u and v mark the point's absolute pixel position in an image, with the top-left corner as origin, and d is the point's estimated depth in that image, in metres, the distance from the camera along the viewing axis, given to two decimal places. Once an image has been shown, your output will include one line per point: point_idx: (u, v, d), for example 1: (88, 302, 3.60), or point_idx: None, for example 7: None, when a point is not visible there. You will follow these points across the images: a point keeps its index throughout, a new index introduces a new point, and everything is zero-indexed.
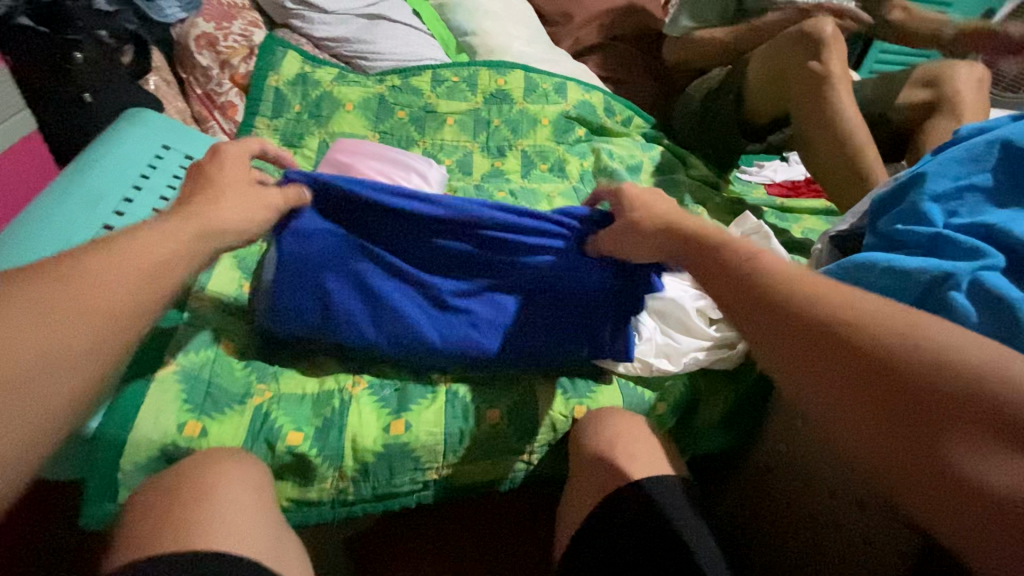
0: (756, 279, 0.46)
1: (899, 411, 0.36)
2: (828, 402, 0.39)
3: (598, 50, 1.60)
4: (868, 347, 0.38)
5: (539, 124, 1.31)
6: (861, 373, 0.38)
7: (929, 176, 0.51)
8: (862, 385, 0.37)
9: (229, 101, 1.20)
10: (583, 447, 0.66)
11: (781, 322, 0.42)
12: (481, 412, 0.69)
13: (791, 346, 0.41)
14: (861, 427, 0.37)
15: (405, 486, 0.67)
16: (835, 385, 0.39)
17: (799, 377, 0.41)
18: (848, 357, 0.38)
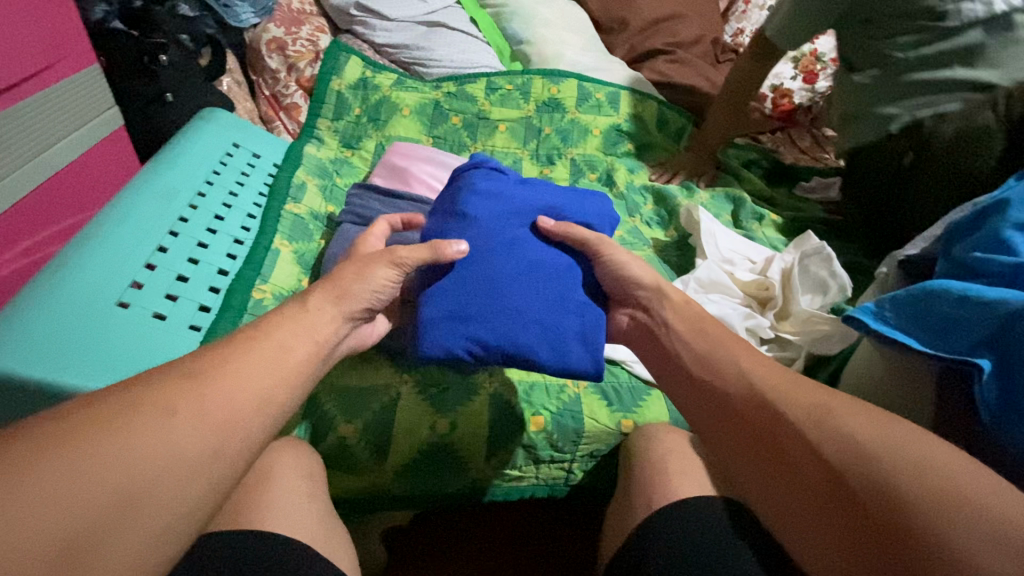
0: (718, 396, 0.51)
1: (873, 535, 0.38)
2: (808, 529, 0.41)
3: (652, 60, 1.60)
4: (819, 456, 0.42)
5: (589, 135, 1.32)
6: (806, 479, 0.42)
7: (1013, 202, 0.48)
8: (821, 492, 0.41)
9: (295, 102, 1.26)
10: (632, 459, 0.66)
11: (753, 446, 0.46)
12: (526, 418, 0.69)
13: (762, 467, 0.45)
14: (841, 556, 0.39)
15: (446, 485, 0.68)
16: (799, 496, 0.42)
17: (777, 503, 0.44)
18: (806, 466, 0.43)
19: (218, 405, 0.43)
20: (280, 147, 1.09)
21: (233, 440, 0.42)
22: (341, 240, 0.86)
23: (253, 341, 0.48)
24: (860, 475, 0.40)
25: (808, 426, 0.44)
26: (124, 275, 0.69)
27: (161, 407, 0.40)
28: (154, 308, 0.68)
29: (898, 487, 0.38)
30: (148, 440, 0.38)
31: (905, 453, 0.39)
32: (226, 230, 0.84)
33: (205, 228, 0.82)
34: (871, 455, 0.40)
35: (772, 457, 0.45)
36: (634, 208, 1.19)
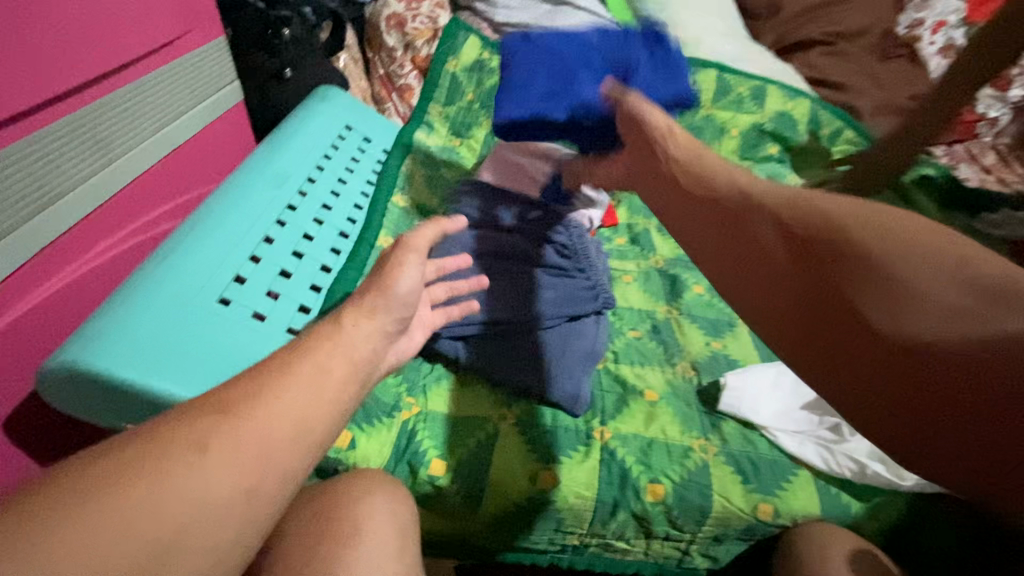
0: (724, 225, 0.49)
1: (871, 339, 0.39)
2: (791, 325, 0.44)
3: (802, 53, 1.40)
4: (823, 260, 0.42)
5: (725, 135, 1.16)
6: (811, 291, 0.43)
7: None
8: (819, 300, 0.42)
9: (408, 84, 1.21)
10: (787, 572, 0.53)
11: (726, 246, 0.49)
12: (643, 485, 0.59)
13: (731, 262, 0.49)
14: (825, 350, 0.42)
15: (541, 543, 0.60)
16: (797, 312, 0.43)
17: (749, 303, 0.47)
18: (808, 276, 0.43)
19: (255, 437, 0.32)
20: (391, 132, 1.04)
21: (281, 481, 0.32)
22: (447, 243, 0.78)
23: (345, 374, 0.39)
24: (838, 256, 0.42)
25: (800, 229, 0.45)
26: (228, 267, 0.65)
27: (194, 442, 0.31)
28: (255, 307, 0.64)
29: (888, 280, 0.39)
30: (175, 483, 0.29)
31: (897, 257, 0.40)
32: (332, 222, 0.79)
33: (312, 217, 0.78)
34: (868, 260, 0.40)
35: (739, 246, 0.48)
36: None
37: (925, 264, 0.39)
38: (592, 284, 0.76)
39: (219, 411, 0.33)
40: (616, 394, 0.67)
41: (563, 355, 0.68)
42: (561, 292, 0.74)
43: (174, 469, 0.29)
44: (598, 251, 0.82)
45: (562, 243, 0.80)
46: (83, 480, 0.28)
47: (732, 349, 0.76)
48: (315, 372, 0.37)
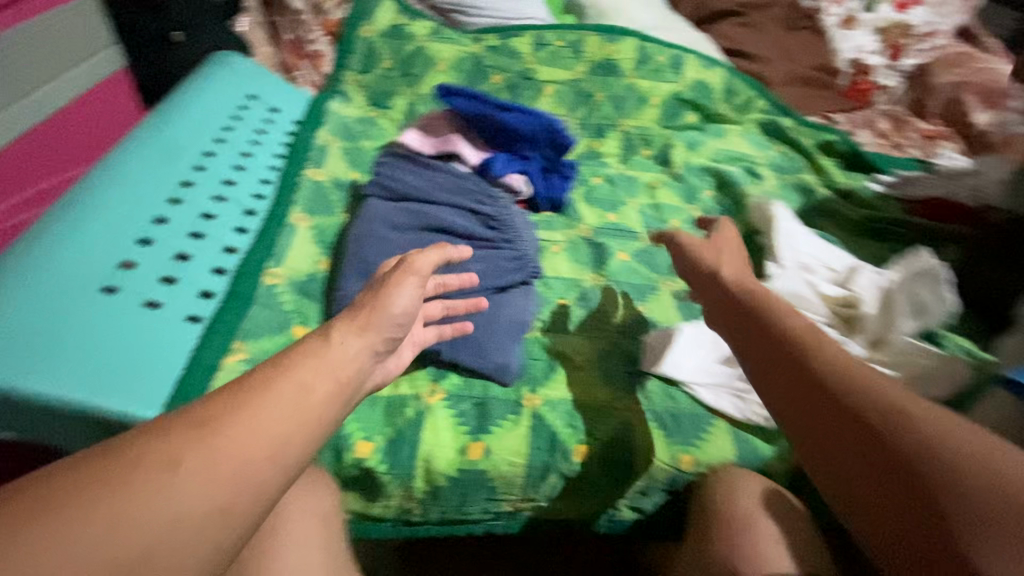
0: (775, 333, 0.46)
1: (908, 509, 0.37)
2: (820, 451, 0.41)
3: (717, 22, 1.43)
4: (874, 414, 0.39)
5: (646, 104, 1.17)
6: (856, 437, 0.39)
7: None
8: (864, 449, 0.39)
9: (319, 51, 1.13)
10: (705, 515, 0.56)
11: (763, 353, 0.46)
12: (571, 446, 0.60)
13: (771, 377, 0.45)
14: (861, 491, 0.39)
15: (475, 514, 0.59)
16: (834, 449, 0.40)
17: (789, 423, 0.43)
18: (852, 423, 0.40)
19: (228, 454, 0.31)
20: (301, 101, 0.97)
21: (259, 495, 0.31)
22: (365, 217, 0.75)
23: (326, 385, 0.38)
24: (885, 417, 0.39)
25: (850, 387, 0.41)
26: (114, 254, 0.60)
27: (162, 463, 0.29)
28: (146, 296, 0.58)
29: (930, 449, 0.37)
30: (144, 508, 0.28)
31: (953, 428, 0.37)
32: (236, 199, 0.73)
33: (212, 195, 0.71)
34: (913, 425, 0.38)
35: (783, 368, 0.44)
36: (692, 192, 1.06)
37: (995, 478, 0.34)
38: (517, 254, 0.76)
39: (192, 429, 0.31)
40: (546, 362, 0.68)
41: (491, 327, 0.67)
42: (485, 263, 0.73)
43: (145, 491, 0.28)
44: (522, 221, 0.81)
45: (488, 214, 0.79)
46: (46, 498, 0.27)
47: (654, 310, 0.81)
48: (297, 386, 0.36)
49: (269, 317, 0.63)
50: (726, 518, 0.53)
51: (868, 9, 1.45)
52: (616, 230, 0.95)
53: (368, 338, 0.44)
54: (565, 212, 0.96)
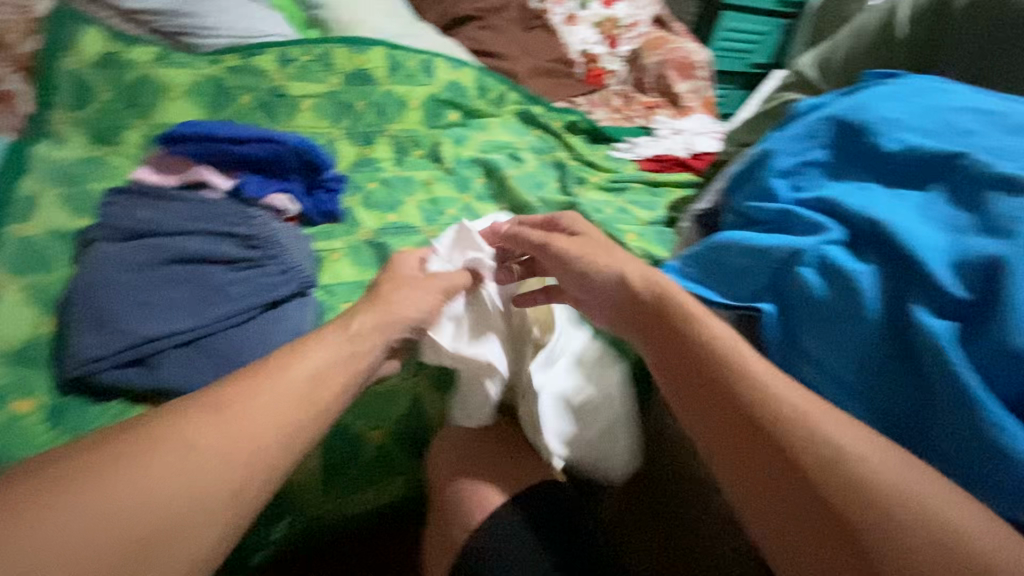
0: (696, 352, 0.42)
1: (829, 545, 0.32)
2: (757, 513, 0.36)
3: (462, 26, 1.56)
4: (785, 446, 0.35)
5: (407, 107, 1.24)
6: (764, 464, 0.36)
7: (776, 153, 0.53)
8: (769, 474, 0.35)
9: (13, 90, 0.98)
10: (458, 453, 0.61)
11: (695, 387, 0.41)
12: (365, 435, 0.62)
13: (708, 424, 0.39)
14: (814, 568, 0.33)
15: (279, 531, 0.60)
16: (744, 475, 0.37)
17: (727, 479, 0.38)
18: (767, 453, 0.36)
19: (214, 444, 0.37)
20: None
21: (255, 472, 0.37)
22: (95, 264, 0.68)
23: (337, 376, 0.45)
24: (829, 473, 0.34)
25: (767, 412, 0.37)
26: None
27: (181, 446, 0.36)
28: None
29: (880, 506, 0.32)
30: (163, 474, 0.34)
31: (889, 466, 0.33)
32: None
33: None
34: (831, 453, 0.34)
35: (716, 403, 0.39)
36: (464, 182, 1.13)
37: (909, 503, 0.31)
38: (285, 266, 0.75)
39: (213, 415, 0.38)
40: None
41: (263, 345, 0.66)
42: (249, 283, 0.71)
43: (198, 450, 0.36)
44: (289, 235, 0.79)
45: (245, 233, 0.76)
46: (100, 460, 0.34)
47: None
48: (302, 374, 0.43)
49: None
50: (456, 471, 0.60)
51: (583, 7, 1.72)
52: (396, 229, 0.96)
53: (378, 337, 0.50)
54: (342, 221, 0.96)
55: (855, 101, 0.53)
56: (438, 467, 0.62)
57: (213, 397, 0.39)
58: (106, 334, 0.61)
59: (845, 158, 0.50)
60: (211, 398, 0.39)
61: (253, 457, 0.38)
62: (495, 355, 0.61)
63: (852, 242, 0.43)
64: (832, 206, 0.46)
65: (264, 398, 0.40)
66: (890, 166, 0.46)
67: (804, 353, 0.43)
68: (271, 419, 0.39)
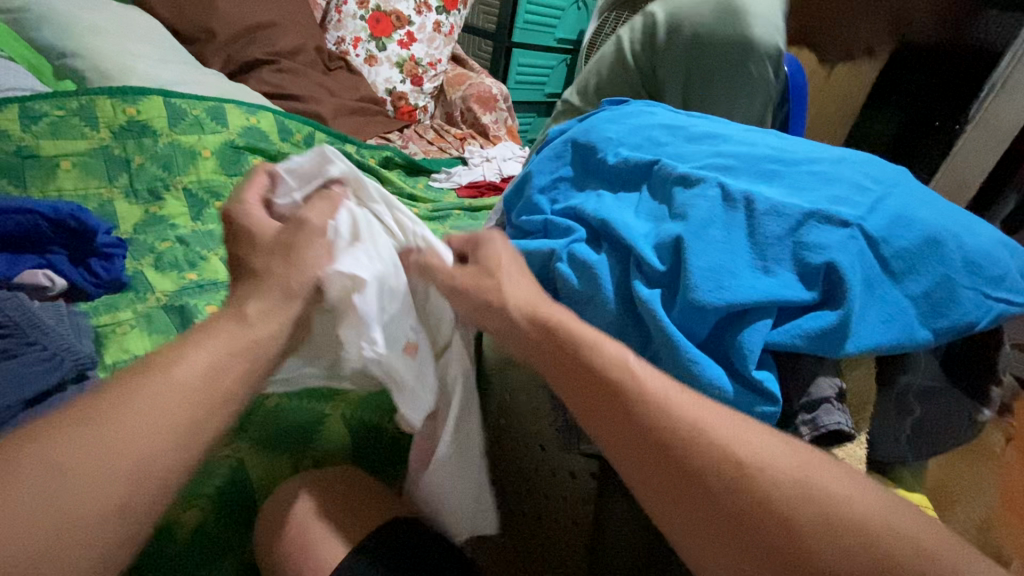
0: (594, 369, 0.41)
1: (753, 550, 0.33)
2: (683, 529, 0.36)
3: (255, 69, 1.50)
4: (695, 454, 0.36)
5: (199, 158, 1.14)
6: (680, 478, 0.36)
7: (534, 173, 0.62)
8: (689, 487, 0.36)
9: None
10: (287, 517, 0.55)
11: (594, 401, 0.41)
12: (175, 521, 0.55)
13: (603, 425, 0.40)
14: (716, 545, 0.34)
15: None
16: (664, 491, 0.36)
17: (649, 499, 0.37)
18: (680, 465, 0.36)
19: (95, 454, 0.32)
20: None
21: (150, 481, 0.33)
22: None
23: (241, 365, 0.40)
24: (707, 450, 0.36)
25: (673, 421, 0.38)
26: None
27: (45, 467, 0.31)
28: None
29: (745, 469, 0.35)
30: (25, 515, 0.29)
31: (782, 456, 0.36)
32: None
33: None
34: (733, 456, 0.36)
35: (603, 406, 0.40)
36: None
37: (813, 493, 0.34)
38: (53, 351, 0.65)
39: (80, 426, 0.33)
40: None
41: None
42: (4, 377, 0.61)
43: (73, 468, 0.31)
44: (52, 315, 0.70)
45: None
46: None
47: None
48: (191, 372, 0.38)
49: None
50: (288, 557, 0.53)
51: (381, 48, 1.75)
52: (197, 288, 0.88)
53: (280, 318, 0.44)
54: (131, 288, 0.85)
55: (586, 124, 0.64)
56: (269, 558, 0.54)
57: (91, 414, 0.34)
58: None
59: (584, 171, 0.60)
60: (76, 410, 0.34)
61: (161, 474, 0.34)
62: (360, 266, 0.51)
63: (593, 238, 0.53)
64: (578, 211, 0.55)
65: (139, 399, 0.35)
66: (612, 174, 0.57)
67: None
68: (149, 435, 0.34)
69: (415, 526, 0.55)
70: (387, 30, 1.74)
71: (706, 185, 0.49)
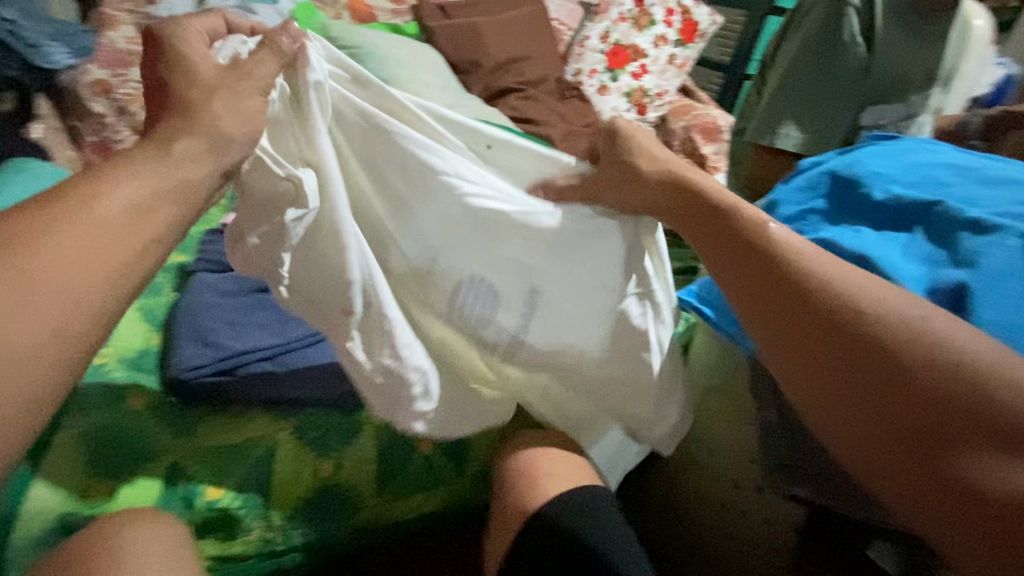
0: (750, 238, 0.50)
1: (873, 392, 0.39)
2: (804, 373, 0.43)
3: (504, 96, 1.73)
4: (829, 313, 0.43)
5: None
6: (812, 327, 0.43)
7: (781, 203, 0.61)
8: (819, 332, 0.43)
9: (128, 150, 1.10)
10: (503, 472, 0.67)
11: (744, 262, 0.49)
12: (414, 446, 0.69)
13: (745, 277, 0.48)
14: (815, 385, 0.43)
15: (339, 529, 0.67)
16: (791, 337, 0.44)
17: (776, 346, 0.45)
18: (812, 318, 0.43)
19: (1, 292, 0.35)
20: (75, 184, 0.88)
21: (78, 318, 0.38)
22: (194, 291, 0.74)
23: (163, 207, 0.44)
24: (837, 308, 0.43)
25: (813, 283, 0.44)
26: None
27: None
28: None
29: (891, 346, 0.39)
30: None
31: (913, 320, 0.40)
32: None
33: None
34: (869, 316, 0.41)
35: (752, 264, 0.48)
36: None
37: (946, 357, 0.37)
38: None
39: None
40: None
41: (309, 378, 0.66)
42: None
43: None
44: None
45: None
46: None
47: None
48: (114, 206, 0.41)
49: (101, 391, 0.63)
50: (516, 497, 0.63)
51: (614, 79, 1.85)
52: None
53: (209, 164, 0.47)
54: None
55: (848, 157, 0.61)
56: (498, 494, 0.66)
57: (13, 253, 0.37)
58: (197, 349, 0.65)
59: (842, 206, 0.57)
60: None
61: (96, 303, 0.39)
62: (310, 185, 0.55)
63: None
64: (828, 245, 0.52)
65: (56, 236, 0.38)
66: (877, 213, 0.53)
67: None
68: (70, 270, 0.38)
69: (610, 513, 0.60)
70: (622, 63, 1.85)
71: (1005, 235, 0.44)
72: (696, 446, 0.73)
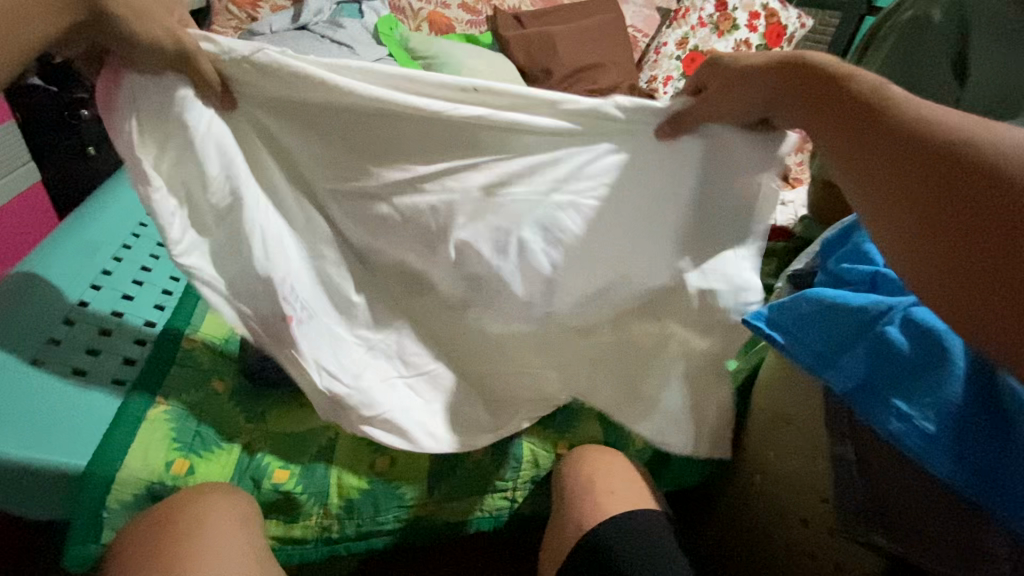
0: (868, 99, 0.46)
1: (974, 237, 0.37)
2: (896, 219, 0.42)
3: None
4: (947, 156, 0.39)
5: None
6: (924, 172, 0.40)
7: None
8: (928, 177, 0.40)
9: None
10: (563, 482, 0.67)
11: (852, 124, 0.47)
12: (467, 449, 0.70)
13: (838, 138, 0.48)
14: (919, 234, 0.40)
15: (390, 524, 0.67)
16: (897, 183, 0.42)
17: (874, 195, 0.44)
18: (930, 163, 0.40)
19: None
20: None
21: None
22: None
23: None
24: (985, 163, 0.38)
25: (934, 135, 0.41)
26: (57, 312, 0.69)
27: None
28: (74, 364, 0.65)
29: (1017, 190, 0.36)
30: None
31: None
32: (154, 281, 0.80)
33: (131, 279, 0.78)
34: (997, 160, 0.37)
35: (874, 133, 0.45)
36: None
37: None
38: None
39: None
40: None
41: None
42: None
43: None
44: None
45: None
46: None
47: None
48: None
49: (185, 374, 0.69)
50: (573, 508, 0.64)
51: None
52: None
53: None
54: None
55: None
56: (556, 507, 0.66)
57: None
58: None
59: None
60: None
61: None
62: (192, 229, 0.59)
63: None
64: None
65: None
66: None
67: (880, 398, 0.50)
68: None
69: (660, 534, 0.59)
70: None
71: None
72: (760, 475, 0.68)
